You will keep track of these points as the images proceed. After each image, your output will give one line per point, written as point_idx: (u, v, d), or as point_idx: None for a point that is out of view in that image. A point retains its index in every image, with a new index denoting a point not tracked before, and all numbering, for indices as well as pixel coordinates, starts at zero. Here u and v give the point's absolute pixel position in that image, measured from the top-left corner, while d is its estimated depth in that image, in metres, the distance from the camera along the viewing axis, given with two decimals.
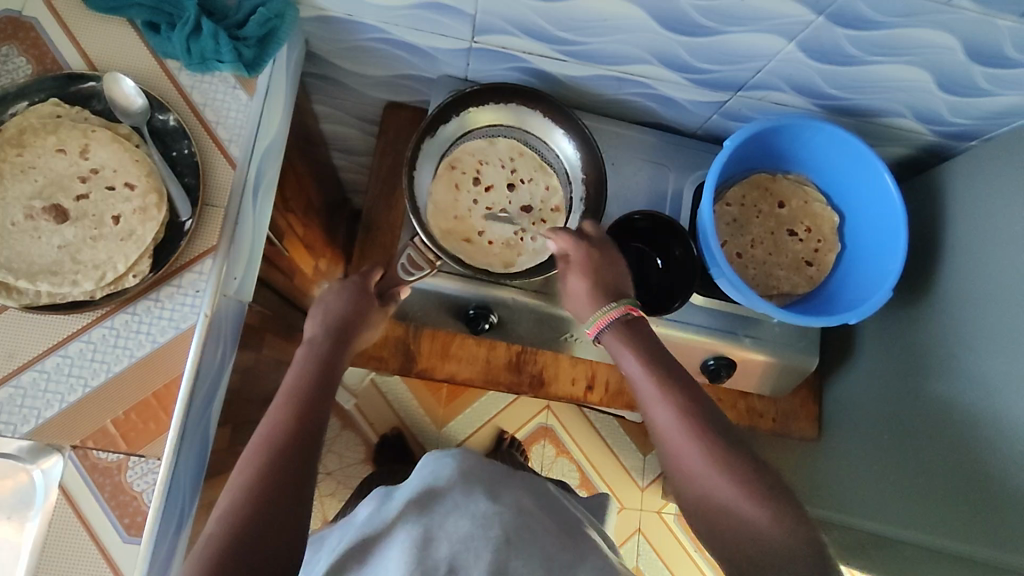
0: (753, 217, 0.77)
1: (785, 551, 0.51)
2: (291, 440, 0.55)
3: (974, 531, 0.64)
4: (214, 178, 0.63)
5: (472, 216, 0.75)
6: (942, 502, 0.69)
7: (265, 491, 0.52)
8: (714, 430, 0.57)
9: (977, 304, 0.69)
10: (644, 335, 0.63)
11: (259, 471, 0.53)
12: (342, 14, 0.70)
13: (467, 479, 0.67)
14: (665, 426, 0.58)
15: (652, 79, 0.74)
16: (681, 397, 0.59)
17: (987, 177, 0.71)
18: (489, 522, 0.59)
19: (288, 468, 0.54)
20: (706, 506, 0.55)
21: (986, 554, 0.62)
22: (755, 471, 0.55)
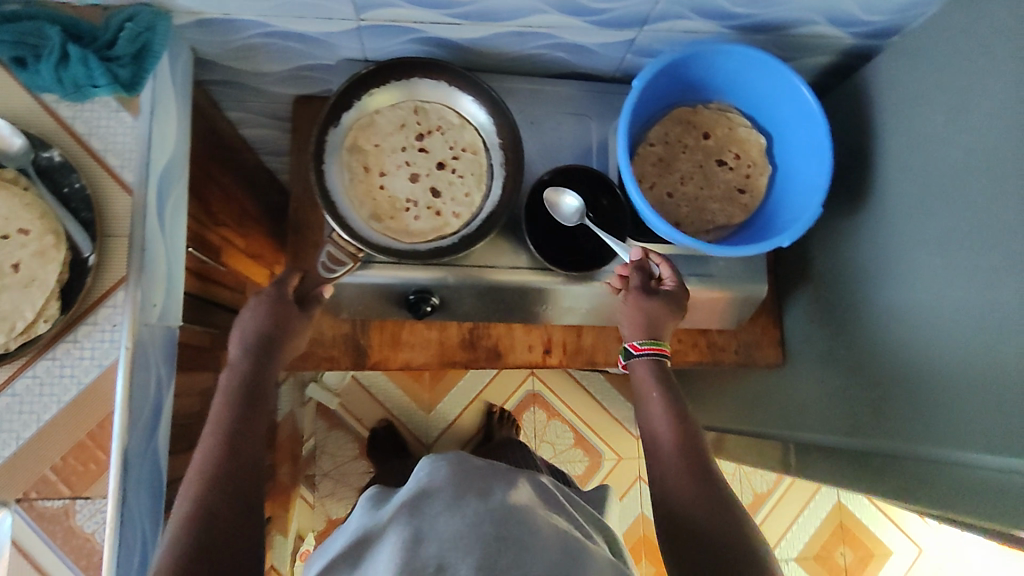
0: (680, 153, 0.75)
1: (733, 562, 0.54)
2: (226, 462, 0.56)
3: (921, 434, 0.65)
4: (111, 207, 0.61)
5: (387, 156, 0.72)
6: (890, 412, 0.70)
7: (209, 513, 0.53)
8: (704, 459, 0.61)
9: (920, 209, 0.67)
10: (666, 370, 0.68)
11: (198, 499, 0.53)
12: (218, 15, 0.66)
13: (461, 478, 0.62)
14: (663, 439, 0.64)
15: (555, 28, 0.71)
16: (684, 426, 0.64)
17: (914, 73, 0.68)
18: (479, 519, 0.55)
19: (229, 492, 0.55)
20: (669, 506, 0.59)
21: (934, 453, 0.63)
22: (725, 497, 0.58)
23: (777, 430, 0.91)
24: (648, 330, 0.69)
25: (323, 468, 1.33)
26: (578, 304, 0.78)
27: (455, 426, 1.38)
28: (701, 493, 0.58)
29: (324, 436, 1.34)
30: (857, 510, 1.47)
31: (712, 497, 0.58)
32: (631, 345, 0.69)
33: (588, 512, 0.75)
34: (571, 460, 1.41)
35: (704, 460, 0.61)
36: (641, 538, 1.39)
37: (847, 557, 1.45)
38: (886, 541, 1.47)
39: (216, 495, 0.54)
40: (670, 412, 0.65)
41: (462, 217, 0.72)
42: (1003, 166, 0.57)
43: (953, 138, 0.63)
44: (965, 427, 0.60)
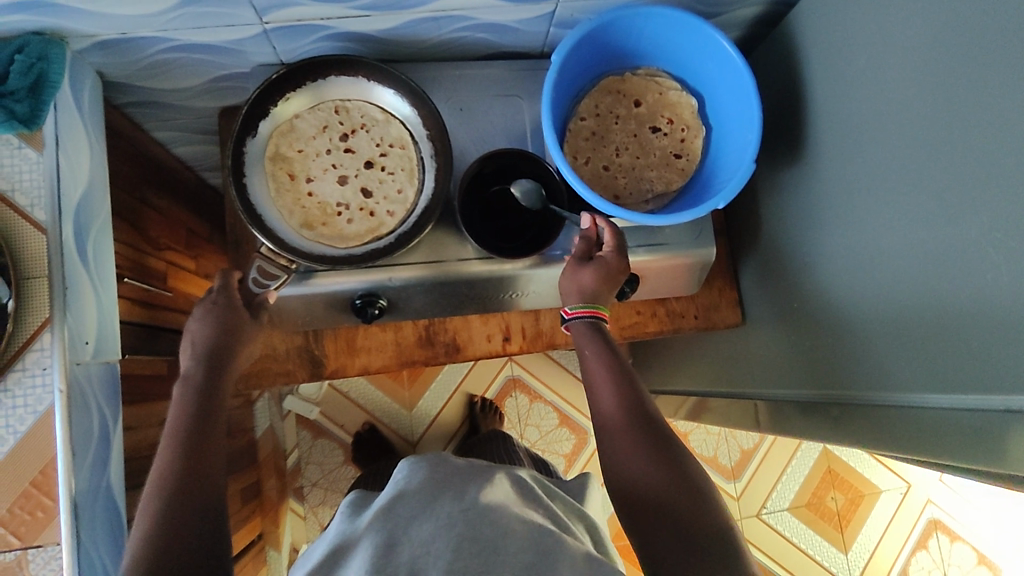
0: (611, 124, 0.73)
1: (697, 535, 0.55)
2: (180, 486, 0.55)
3: (874, 381, 0.66)
4: (25, 248, 0.59)
5: (312, 160, 0.70)
6: (843, 358, 0.71)
7: (165, 541, 0.52)
8: (655, 430, 0.61)
9: (857, 154, 0.66)
10: (605, 333, 0.67)
11: (156, 518, 0.53)
12: (116, 34, 0.64)
13: (439, 480, 0.62)
14: (610, 411, 0.63)
15: (468, 10, 0.69)
16: (631, 395, 0.63)
17: (839, 16, 0.67)
18: (453, 521, 0.55)
19: (185, 509, 0.54)
20: (627, 484, 0.59)
21: (887, 398, 0.65)
22: (680, 466, 0.59)
23: (742, 389, 0.91)
24: (586, 296, 0.68)
25: (311, 477, 1.32)
26: (545, 289, 0.78)
27: (439, 420, 1.38)
28: (655, 466, 0.58)
29: (309, 446, 1.33)
30: (843, 455, 1.49)
31: (663, 471, 0.58)
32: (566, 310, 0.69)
33: (568, 504, 0.74)
34: (558, 440, 1.41)
35: (655, 431, 0.61)
36: None
37: (838, 501, 1.48)
38: (874, 481, 1.49)
39: (174, 514, 0.54)
40: (614, 381, 0.64)
41: (396, 214, 0.70)
42: (931, 102, 0.56)
43: (880, 79, 0.62)
44: (912, 368, 0.61)
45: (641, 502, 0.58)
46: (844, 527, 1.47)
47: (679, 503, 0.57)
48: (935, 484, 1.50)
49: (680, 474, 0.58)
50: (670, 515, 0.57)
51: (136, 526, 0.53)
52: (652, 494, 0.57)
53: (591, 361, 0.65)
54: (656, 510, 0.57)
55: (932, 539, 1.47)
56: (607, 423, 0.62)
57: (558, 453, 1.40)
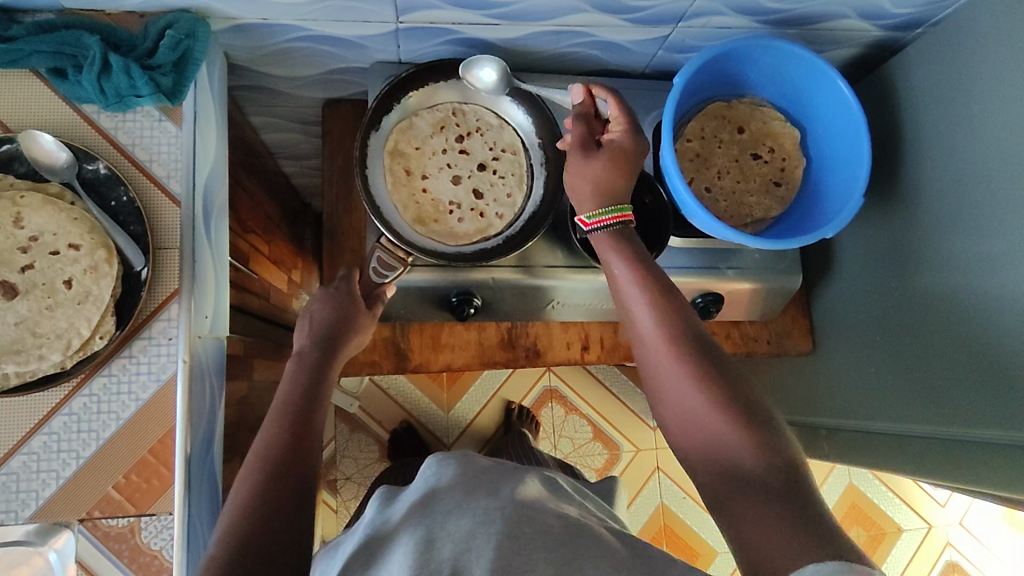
0: (716, 148, 0.76)
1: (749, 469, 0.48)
2: (288, 459, 0.55)
3: (962, 417, 0.68)
4: (159, 219, 0.60)
5: (428, 158, 0.72)
6: (925, 392, 0.73)
7: (269, 512, 0.51)
8: (698, 346, 0.55)
9: (960, 198, 0.68)
10: (634, 241, 0.62)
11: (259, 488, 0.52)
12: (256, 19, 0.64)
13: (468, 479, 0.60)
14: (643, 328, 0.58)
15: (591, 27, 0.71)
16: (666, 309, 0.58)
17: (954, 64, 0.69)
18: (489, 517, 0.52)
19: (289, 481, 0.54)
20: (672, 413, 0.55)
21: (974, 434, 0.66)
22: (728, 391, 0.53)
23: (812, 417, 0.93)
24: (607, 197, 0.62)
25: (346, 471, 1.32)
26: (586, 300, 0.79)
27: (475, 425, 1.38)
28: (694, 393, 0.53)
29: (346, 440, 1.33)
30: (867, 490, 1.51)
31: (705, 387, 0.53)
32: (581, 221, 0.63)
33: (599, 503, 0.75)
34: (590, 455, 1.41)
35: (693, 347, 0.55)
36: (661, 528, 1.41)
37: (860, 537, 1.49)
38: (896, 520, 1.50)
39: (275, 487, 0.53)
40: (647, 297, 0.58)
41: (505, 216, 0.72)
42: None
43: (991, 128, 0.64)
44: (1001, 407, 0.63)
45: (689, 428, 0.53)
46: None
47: (722, 425, 0.51)
48: (955, 528, 1.52)
49: (725, 394, 0.52)
50: (711, 437, 0.51)
51: (236, 493, 0.53)
52: (697, 423, 0.53)
53: (620, 274, 0.60)
54: (702, 437, 0.52)
55: None
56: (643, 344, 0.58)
57: (590, 467, 1.41)
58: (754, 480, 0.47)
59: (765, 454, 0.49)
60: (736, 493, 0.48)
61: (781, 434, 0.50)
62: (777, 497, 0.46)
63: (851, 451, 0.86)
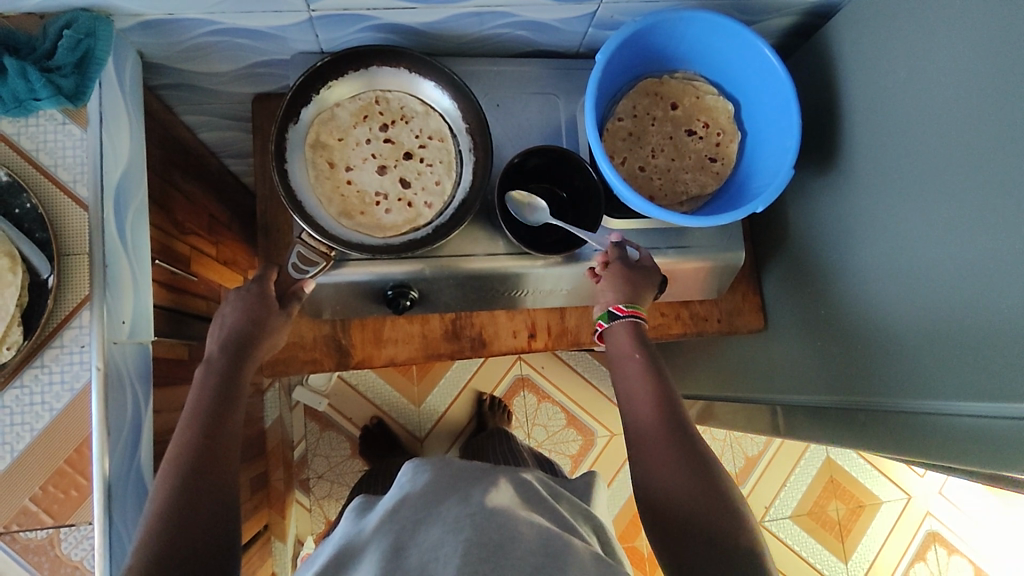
0: (649, 126, 0.74)
1: (729, 550, 0.55)
2: (200, 465, 0.54)
3: (906, 388, 0.67)
4: (67, 225, 0.58)
5: (352, 149, 0.70)
6: (871, 365, 0.72)
7: (182, 521, 0.51)
8: (687, 436, 0.61)
9: (898, 167, 0.67)
10: (644, 337, 0.69)
11: (174, 496, 0.51)
12: (162, 14, 0.62)
13: (440, 484, 0.59)
14: (643, 414, 0.64)
15: (513, 7, 0.68)
16: (666, 396, 0.64)
17: (886, 29, 0.67)
18: (460, 525, 0.53)
19: (202, 486, 0.53)
20: (657, 489, 0.59)
21: (920, 405, 0.65)
22: (714, 481, 0.59)
23: (766, 395, 0.93)
24: (629, 295, 0.70)
25: (317, 470, 1.31)
26: (540, 288, 0.78)
27: (446, 417, 1.38)
28: (688, 477, 0.58)
29: (316, 439, 1.32)
30: (845, 464, 1.51)
31: (697, 473, 0.59)
32: (616, 307, 0.70)
33: (575, 503, 0.72)
34: (563, 442, 1.41)
35: (687, 436, 0.62)
36: (638, 511, 1.41)
37: (840, 510, 1.49)
38: (876, 492, 1.50)
39: (192, 492, 0.52)
40: (653, 387, 0.65)
41: (434, 204, 0.70)
42: (981, 116, 0.57)
43: (925, 93, 0.63)
44: (940, 377, 0.62)
45: (671, 507, 0.58)
46: (844, 536, 1.48)
47: (702, 504, 0.57)
48: (934, 497, 1.52)
49: (714, 483, 0.58)
50: (695, 512, 0.57)
51: (150, 502, 0.52)
52: (680, 502, 0.57)
53: (630, 357, 0.67)
54: (679, 513, 0.57)
55: (931, 551, 1.49)
56: (639, 424, 0.63)
57: (565, 454, 1.41)
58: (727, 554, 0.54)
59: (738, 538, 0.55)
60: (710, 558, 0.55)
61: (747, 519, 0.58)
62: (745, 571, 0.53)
63: (802, 427, 0.86)
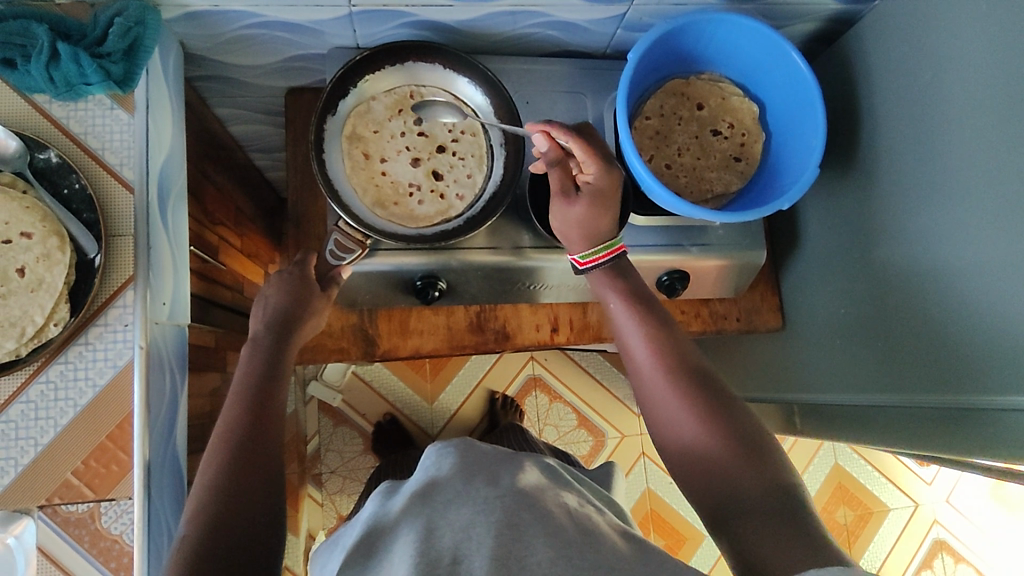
0: (676, 125, 0.76)
1: (749, 489, 0.53)
2: (248, 441, 0.55)
3: (925, 384, 0.68)
4: (112, 206, 0.60)
5: (387, 141, 0.72)
6: (889, 362, 0.74)
7: (231, 494, 0.52)
8: (700, 386, 0.60)
9: (919, 168, 0.68)
10: (637, 286, 0.68)
11: (224, 470, 0.53)
12: (207, 6, 0.64)
13: (468, 465, 0.60)
14: (643, 364, 0.63)
15: (547, 6, 0.70)
16: (661, 342, 0.64)
17: (909, 35, 0.69)
18: (491, 506, 0.53)
19: (251, 460, 0.54)
20: (669, 438, 0.59)
21: (938, 401, 0.67)
22: (723, 421, 0.57)
23: (782, 393, 0.94)
24: (593, 240, 0.68)
25: (331, 465, 1.33)
26: (565, 281, 0.79)
27: (458, 415, 1.39)
28: (695, 424, 0.57)
29: (330, 433, 1.34)
30: (853, 470, 1.51)
31: (705, 418, 0.57)
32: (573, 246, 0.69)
33: (598, 490, 0.73)
34: (574, 442, 1.42)
35: (692, 380, 0.60)
36: (648, 512, 1.41)
37: (847, 516, 1.49)
38: (883, 499, 1.51)
39: (241, 468, 0.53)
40: (645, 337, 0.64)
41: (466, 196, 0.72)
42: (1002, 116, 0.58)
43: (947, 96, 0.64)
44: (956, 373, 0.63)
45: (691, 461, 0.57)
46: (852, 542, 1.49)
47: (712, 449, 0.56)
48: (942, 505, 1.52)
49: (723, 424, 0.57)
50: (706, 458, 0.56)
51: (201, 475, 0.53)
52: (693, 449, 0.57)
53: (619, 312, 0.67)
54: (694, 462, 0.56)
55: (937, 559, 1.49)
56: (640, 376, 0.63)
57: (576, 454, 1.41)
58: (750, 503, 0.52)
59: (762, 476, 0.53)
60: (730, 508, 0.53)
61: (776, 461, 0.55)
62: (774, 515, 0.50)
63: (818, 425, 0.87)
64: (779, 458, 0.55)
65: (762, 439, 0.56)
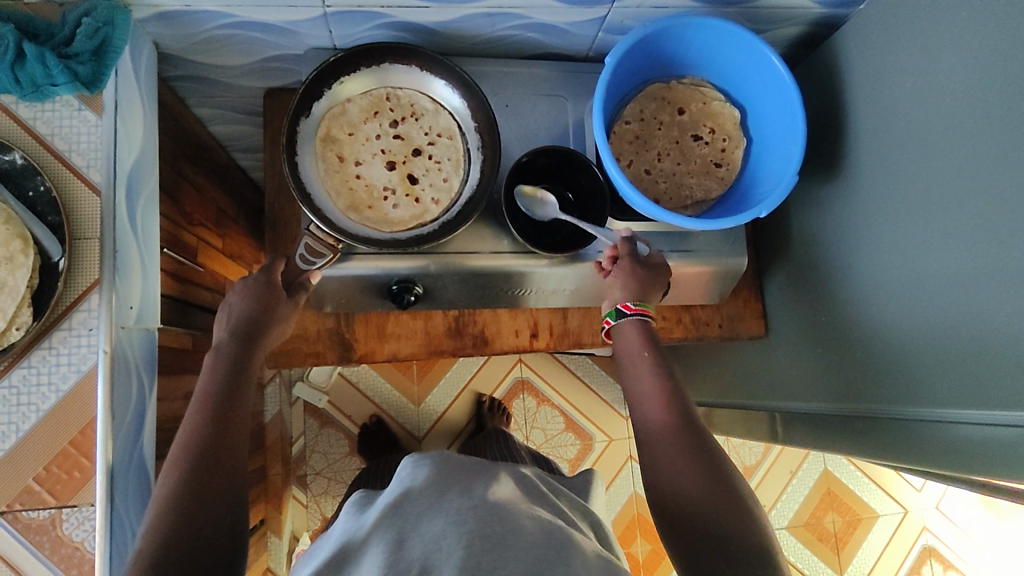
0: (655, 130, 0.75)
1: (741, 547, 0.55)
2: (208, 451, 0.55)
3: (906, 395, 0.67)
4: (78, 209, 0.59)
5: (362, 144, 0.71)
6: (870, 374, 0.73)
7: (188, 507, 0.51)
8: (692, 422, 0.63)
9: (903, 175, 0.67)
10: (653, 336, 0.69)
11: (183, 481, 0.52)
12: (179, 6, 0.63)
13: (442, 478, 0.60)
14: (651, 403, 0.65)
15: (525, 8, 0.69)
16: (673, 387, 0.65)
17: (892, 41, 0.68)
18: (462, 517, 0.53)
19: (211, 472, 0.54)
20: (661, 474, 0.60)
21: (916, 412, 0.66)
22: (723, 476, 0.59)
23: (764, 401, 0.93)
24: (639, 293, 0.70)
25: (315, 466, 1.32)
26: (540, 288, 0.79)
27: (445, 417, 1.38)
28: (703, 477, 0.59)
29: (315, 435, 1.33)
30: (843, 477, 1.51)
31: (710, 470, 0.59)
32: (625, 306, 0.70)
33: (575, 502, 0.73)
34: (561, 445, 1.41)
35: (700, 434, 0.62)
36: (634, 517, 1.40)
37: (835, 523, 1.49)
38: (873, 506, 1.50)
39: (201, 480, 0.53)
40: (662, 380, 0.65)
41: (441, 200, 0.71)
42: (982, 124, 0.57)
43: (929, 103, 0.63)
44: (940, 385, 0.63)
45: (670, 490, 0.59)
46: (840, 548, 1.48)
47: (716, 504, 0.57)
48: (931, 512, 1.52)
49: (725, 482, 0.59)
50: (705, 507, 0.57)
51: (161, 486, 0.53)
52: (695, 501, 0.58)
53: (638, 353, 0.68)
54: (692, 510, 0.57)
55: (926, 566, 1.49)
56: (648, 414, 0.64)
57: (562, 458, 1.41)
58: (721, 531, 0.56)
59: (750, 537, 0.56)
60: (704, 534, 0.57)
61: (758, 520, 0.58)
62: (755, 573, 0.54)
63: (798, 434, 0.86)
64: (762, 518, 0.58)
65: (750, 498, 0.59)
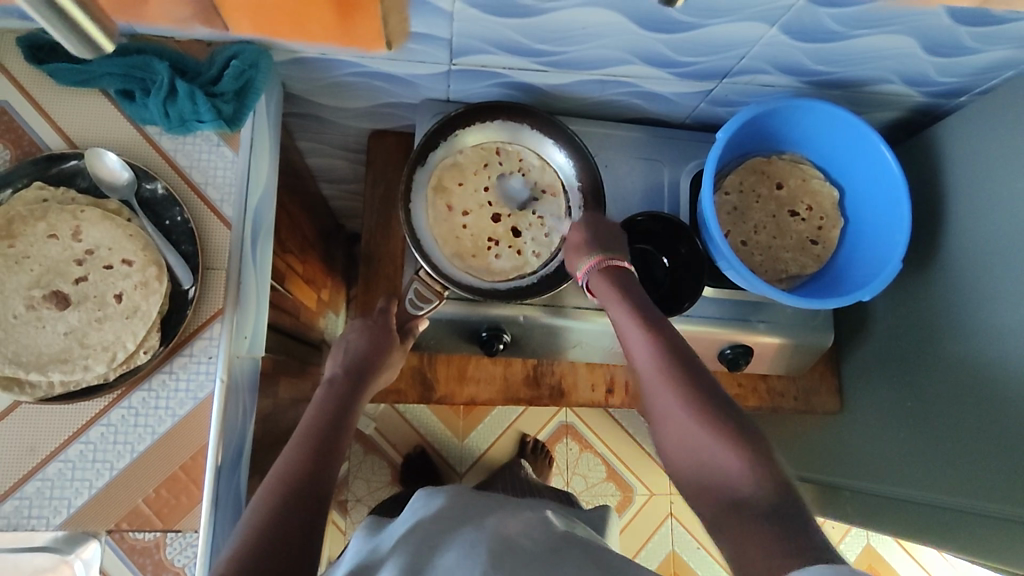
0: (753, 203, 0.76)
1: (751, 495, 0.52)
2: (304, 482, 0.54)
3: (1005, 490, 0.65)
4: (210, 240, 0.62)
5: (470, 195, 0.74)
6: (962, 466, 0.71)
7: (273, 533, 0.49)
8: (690, 375, 0.59)
9: (1010, 270, 0.67)
10: (633, 289, 0.66)
11: (272, 510, 0.51)
12: (317, 54, 0.65)
13: (457, 508, 0.61)
14: (644, 366, 0.61)
15: (637, 78, 0.72)
16: (661, 339, 0.62)
17: (1005, 138, 0.68)
18: (474, 548, 0.53)
19: (306, 480, 0.54)
20: (671, 435, 0.58)
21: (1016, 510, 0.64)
22: (730, 426, 0.56)
23: (837, 477, 0.92)
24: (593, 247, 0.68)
25: (356, 493, 1.31)
26: (607, 343, 0.78)
27: (488, 456, 1.37)
28: (706, 436, 0.56)
29: (359, 461, 1.33)
30: (885, 553, 1.46)
31: (713, 430, 0.56)
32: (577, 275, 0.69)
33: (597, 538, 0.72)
34: (602, 494, 1.39)
35: (696, 391, 0.58)
36: None
37: None
38: None
39: (292, 509, 0.52)
40: (645, 337, 0.62)
41: (544, 253, 0.74)
42: None
43: None
44: None
45: (690, 457, 0.57)
46: None
47: (723, 460, 0.54)
48: None
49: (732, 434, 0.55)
50: (714, 466, 0.55)
51: (250, 512, 0.51)
52: (709, 465, 0.55)
53: (619, 315, 0.64)
54: (708, 477, 0.55)
55: None
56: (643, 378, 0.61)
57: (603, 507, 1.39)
58: (751, 499, 0.51)
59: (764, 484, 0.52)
60: (735, 513, 0.51)
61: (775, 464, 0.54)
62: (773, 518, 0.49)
63: (872, 514, 0.85)
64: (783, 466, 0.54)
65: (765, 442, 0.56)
